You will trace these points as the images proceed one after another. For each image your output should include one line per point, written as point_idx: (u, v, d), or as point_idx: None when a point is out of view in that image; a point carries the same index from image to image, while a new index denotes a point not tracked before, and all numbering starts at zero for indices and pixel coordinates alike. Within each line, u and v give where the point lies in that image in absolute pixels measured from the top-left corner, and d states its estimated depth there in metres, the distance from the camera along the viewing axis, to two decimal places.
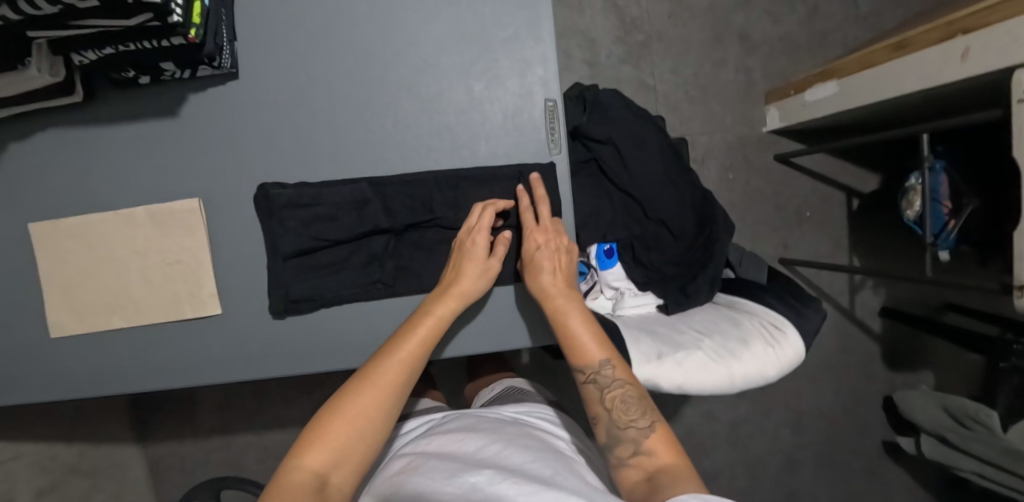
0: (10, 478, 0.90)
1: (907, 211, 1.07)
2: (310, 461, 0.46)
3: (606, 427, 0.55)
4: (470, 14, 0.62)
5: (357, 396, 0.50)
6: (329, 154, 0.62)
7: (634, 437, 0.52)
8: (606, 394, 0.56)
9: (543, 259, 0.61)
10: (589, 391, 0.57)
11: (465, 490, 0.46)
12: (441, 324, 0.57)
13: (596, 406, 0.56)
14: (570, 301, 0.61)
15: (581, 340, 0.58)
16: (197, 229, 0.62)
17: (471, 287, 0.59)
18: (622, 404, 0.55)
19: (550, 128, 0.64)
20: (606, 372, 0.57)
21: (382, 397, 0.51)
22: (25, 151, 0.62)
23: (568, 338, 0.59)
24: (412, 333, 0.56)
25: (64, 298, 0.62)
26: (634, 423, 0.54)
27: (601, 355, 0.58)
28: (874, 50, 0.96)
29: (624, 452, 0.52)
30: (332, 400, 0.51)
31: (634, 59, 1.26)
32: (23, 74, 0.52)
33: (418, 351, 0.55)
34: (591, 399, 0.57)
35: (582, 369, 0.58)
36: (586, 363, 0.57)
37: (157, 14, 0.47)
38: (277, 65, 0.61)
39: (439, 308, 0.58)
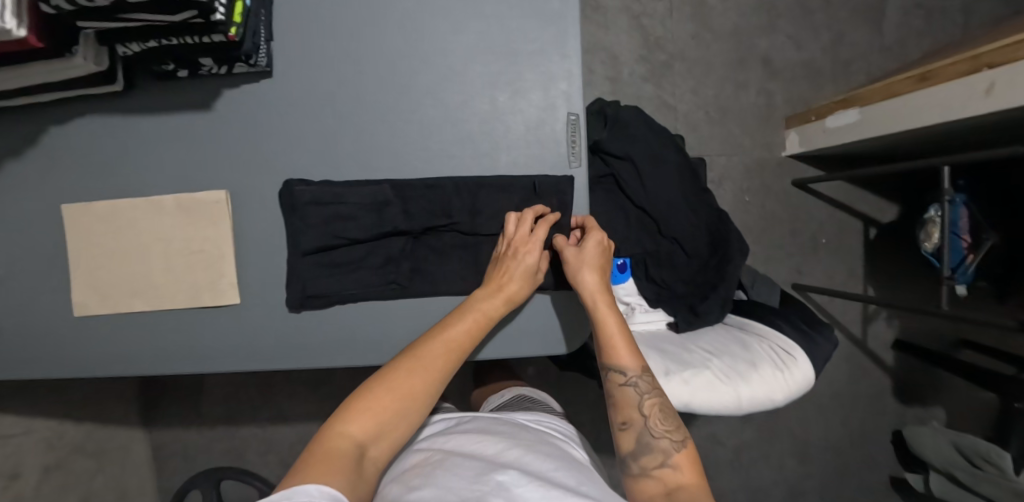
0: (17, 453, 0.91)
1: (926, 242, 1.06)
2: (354, 429, 0.49)
3: (636, 434, 0.56)
4: (499, 27, 0.63)
5: (403, 376, 0.53)
6: (354, 155, 0.64)
7: (665, 448, 0.54)
8: (643, 398, 0.57)
9: (592, 256, 0.62)
10: (625, 392, 0.58)
11: (493, 487, 0.48)
12: (486, 322, 0.60)
13: (631, 410, 0.57)
14: (610, 309, 0.61)
15: (618, 340, 0.59)
16: (221, 220, 0.63)
17: (517, 290, 0.61)
18: (660, 413, 0.57)
19: (571, 141, 0.65)
20: (644, 380, 0.58)
21: (426, 381, 0.54)
22: (63, 135, 0.64)
23: (604, 338, 0.60)
24: (458, 323, 0.59)
25: (89, 279, 0.64)
26: (668, 434, 0.56)
27: (639, 361, 0.59)
28: (897, 80, 0.96)
29: (650, 462, 0.54)
30: (378, 373, 0.54)
31: (656, 78, 1.27)
32: (70, 62, 0.55)
33: (463, 342, 0.58)
34: (626, 400, 0.58)
35: (621, 370, 0.58)
36: (626, 365, 0.58)
37: (201, 12, 0.49)
38: (308, 67, 0.63)
39: (486, 304, 0.60)
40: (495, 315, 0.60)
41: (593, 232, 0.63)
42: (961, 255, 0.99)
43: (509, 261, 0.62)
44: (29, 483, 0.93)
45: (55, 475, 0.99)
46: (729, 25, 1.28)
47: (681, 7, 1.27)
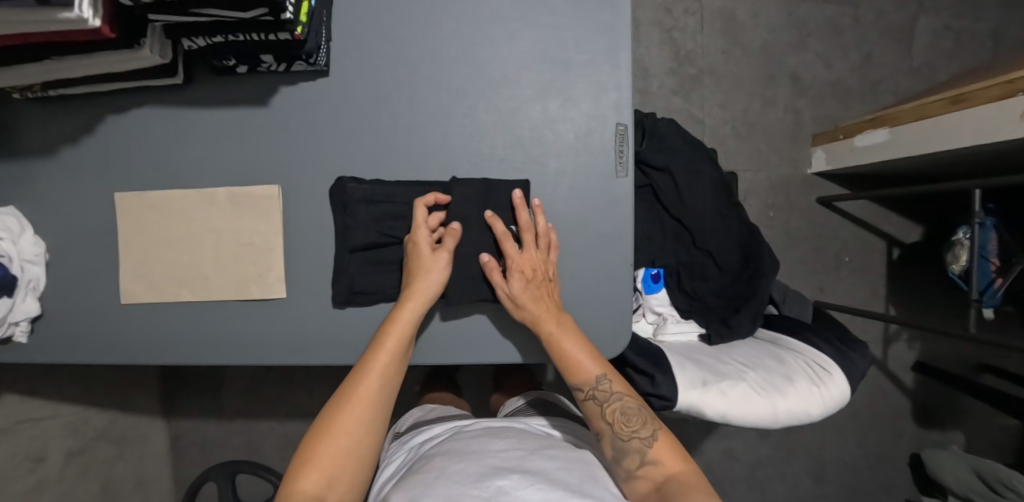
0: (42, 436, 0.92)
1: (953, 264, 1.06)
2: (308, 488, 0.52)
3: (610, 441, 0.60)
4: (553, 36, 0.64)
5: (344, 426, 0.55)
6: (405, 156, 0.65)
7: (639, 448, 0.58)
8: (606, 408, 0.60)
9: (522, 292, 0.60)
10: (589, 406, 0.61)
11: (491, 493, 0.49)
12: (405, 331, 0.59)
13: (599, 420, 0.61)
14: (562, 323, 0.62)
15: (572, 362, 0.61)
16: (273, 214, 0.64)
17: (427, 287, 0.60)
18: (623, 416, 0.60)
19: (619, 151, 0.66)
20: (603, 387, 0.61)
21: (365, 421, 0.56)
22: (121, 125, 0.65)
23: (562, 360, 0.61)
24: (377, 349, 0.59)
25: (139, 267, 0.65)
26: (636, 434, 0.59)
27: (596, 371, 0.61)
28: (930, 102, 0.96)
29: (631, 464, 0.58)
30: (314, 426, 0.55)
31: (685, 92, 1.28)
32: (137, 53, 0.56)
33: (387, 365, 0.58)
34: (592, 413, 0.61)
35: (582, 387, 0.61)
36: (584, 382, 0.61)
37: (272, 10, 0.50)
38: (364, 68, 0.64)
39: (402, 313, 0.60)
40: (414, 321, 0.60)
41: (513, 259, 0.61)
42: (989, 279, 1.00)
43: (413, 286, 0.60)
44: (53, 467, 0.94)
45: (79, 461, 1.00)
46: (760, 42, 1.29)
47: (712, 23, 1.28)
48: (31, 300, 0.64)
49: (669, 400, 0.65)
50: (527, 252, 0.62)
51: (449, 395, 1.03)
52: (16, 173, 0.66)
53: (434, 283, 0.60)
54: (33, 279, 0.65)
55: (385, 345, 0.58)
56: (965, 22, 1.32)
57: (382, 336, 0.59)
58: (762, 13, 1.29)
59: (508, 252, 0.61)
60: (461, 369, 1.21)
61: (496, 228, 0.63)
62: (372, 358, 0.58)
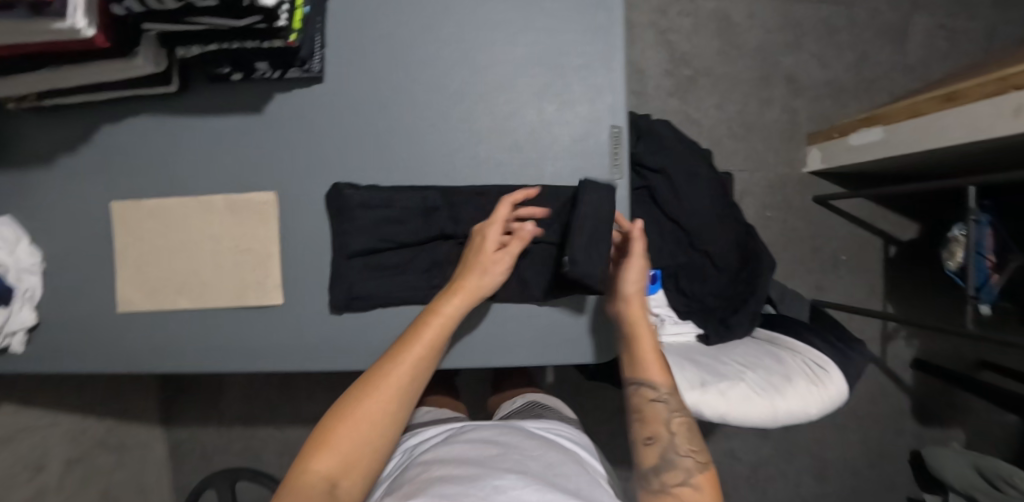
0: (41, 445, 0.92)
1: (950, 261, 1.06)
2: (322, 468, 0.50)
3: (661, 451, 0.58)
4: (549, 40, 0.65)
5: (369, 407, 0.54)
6: (403, 162, 0.65)
7: (689, 467, 0.56)
8: (669, 416, 0.60)
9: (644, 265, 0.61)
10: (655, 408, 0.60)
11: (488, 492, 0.49)
12: (447, 324, 0.58)
13: (659, 426, 0.59)
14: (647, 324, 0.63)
15: (649, 358, 0.62)
16: (270, 221, 0.64)
17: (484, 283, 0.59)
18: (687, 432, 0.59)
19: (614, 153, 0.66)
20: (674, 398, 0.61)
21: (391, 410, 0.54)
22: (117, 134, 0.65)
23: (640, 348, 0.62)
24: (416, 337, 0.57)
25: (137, 275, 0.65)
26: (692, 454, 0.57)
27: (669, 379, 0.62)
28: (923, 100, 0.96)
29: (672, 478, 0.56)
30: (339, 407, 0.54)
31: (681, 93, 1.28)
32: (131, 62, 0.56)
33: (423, 358, 0.57)
34: (654, 415, 0.60)
35: (655, 386, 0.61)
36: (656, 381, 0.61)
37: (266, 17, 0.51)
38: (360, 74, 0.64)
39: (445, 307, 0.58)
40: (456, 318, 0.59)
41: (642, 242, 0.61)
42: (984, 276, 0.99)
43: (465, 280, 0.59)
44: (53, 475, 0.94)
45: (78, 469, 0.99)
46: (755, 42, 1.30)
47: (707, 24, 1.29)
48: (27, 310, 0.65)
49: None
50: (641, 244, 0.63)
51: (447, 398, 1.03)
52: (12, 182, 0.66)
53: (490, 284, 0.60)
54: (30, 289, 0.65)
55: (423, 336, 0.57)
56: (959, 21, 1.33)
57: (422, 326, 0.58)
58: (757, 14, 1.30)
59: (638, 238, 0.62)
60: (460, 372, 1.21)
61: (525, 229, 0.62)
62: (408, 346, 0.57)
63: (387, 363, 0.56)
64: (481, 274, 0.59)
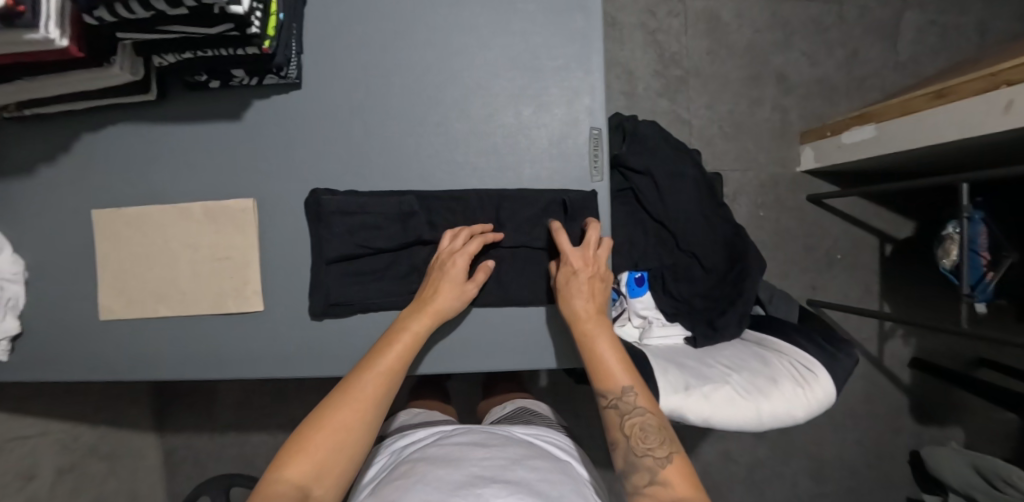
0: (31, 454, 0.93)
1: (944, 259, 1.05)
2: (293, 475, 0.50)
3: (623, 454, 0.56)
4: (525, 43, 0.64)
5: (339, 417, 0.53)
6: (380, 166, 0.65)
7: (649, 466, 0.53)
8: (625, 419, 0.57)
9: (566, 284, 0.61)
10: (608, 414, 0.58)
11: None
12: (416, 340, 0.59)
13: (616, 431, 0.57)
14: (599, 326, 0.60)
15: (601, 364, 0.59)
16: (249, 229, 0.64)
17: (447, 306, 0.60)
18: (641, 431, 0.55)
19: (594, 155, 0.66)
20: (628, 399, 0.57)
21: (367, 416, 0.54)
22: (97, 143, 0.66)
23: (589, 362, 0.60)
24: (389, 348, 0.58)
25: (116, 284, 0.65)
26: (651, 452, 0.54)
27: (622, 382, 0.58)
28: (913, 97, 0.96)
29: (639, 481, 0.54)
30: (315, 414, 0.54)
31: (671, 93, 1.28)
32: (107, 71, 0.56)
33: (395, 368, 0.57)
34: (610, 421, 0.58)
35: (605, 393, 0.58)
36: (609, 387, 0.58)
37: (237, 25, 0.51)
38: (337, 79, 0.64)
39: (416, 323, 0.59)
40: (423, 334, 0.59)
41: (562, 256, 0.61)
42: (980, 273, 0.98)
43: (433, 300, 0.60)
44: (45, 484, 0.95)
45: (69, 478, 1.00)
46: (744, 41, 1.29)
47: (696, 24, 1.28)
48: (9, 319, 0.65)
49: None
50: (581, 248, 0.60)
51: (436, 403, 1.02)
52: None
53: (452, 307, 0.60)
54: (12, 298, 0.65)
55: (390, 348, 0.57)
56: (950, 16, 1.32)
57: (392, 338, 0.59)
58: (745, 12, 1.29)
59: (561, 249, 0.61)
60: (451, 376, 1.21)
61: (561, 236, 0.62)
62: (376, 358, 0.57)
63: (358, 373, 0.56)
64: (446, 299, 0.60)
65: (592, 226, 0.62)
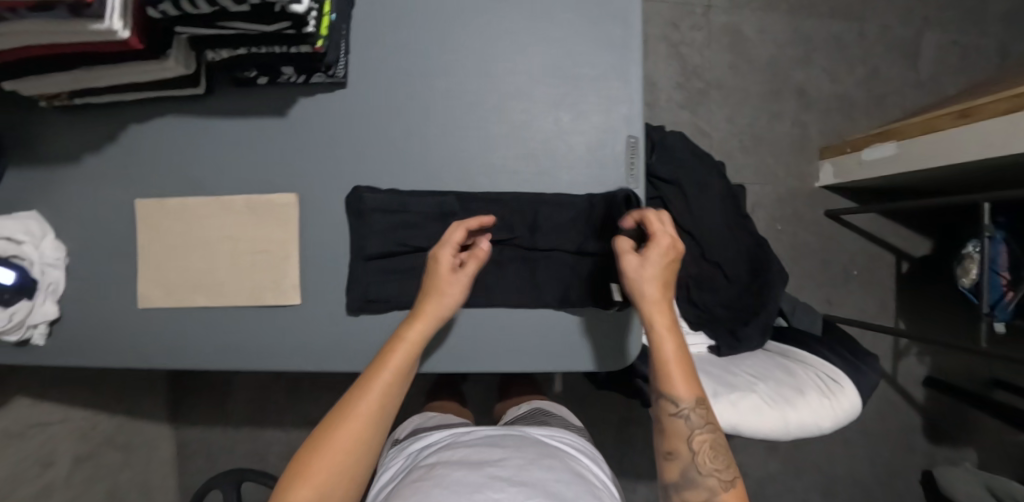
0: (51, 440, 0.93)
1: (964, 278, 1.06)
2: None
3: (681, 467, 0.55)
4: (566, 50, 0.66)
5: (340, 441, 0.54)
6: (421, 166, 0.66)
7: (712, 487, 0.54)
8: (693, 433, 0.56)
9: (655, 269, 0.57)
10: (675, 422, 0.56)
11: None
12: (412, 349, 0.59)
13: (679, 442, 0.56)
14: (672, 330, 0.57)
15: (673, 370, 0.57)
16: (290, 223, 0.65)
17: (440, 310, 0.59)
18: (710, 450, 0.55)
19: (630, 162, 0.67)
20: (698, 413, 0.56)
21: (366, 438, 0.55)
22: (143, 134, 0.67)
23: (664, 360, 0.57)
24: (385, 365, 0.58)
25: (156, 273, 0.66)
26: (716, 473, 0.55)
27: (694, 392, 0.56)
28: (938, 116, 0.96)
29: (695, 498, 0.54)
30: (316, 439, 0.54)
31: (693, 105, 1.29)
32: (163, 64, 0.58)
33: (392, 383, 0.58)
34: (675, 430, 0.56)
35: (676, 400, 0.56)
36: (679, 396, 0.56)
37: (295, 24, 0.52)
38: (380, 80, 0.65)
39: (410, 332, 0.59)
40: (421, 342, 0.59)
41: (658, 237, 0.56)
42: (1000, 292, 0.98)
43: (426, 303, 0.59)
44: (61, 472, 0.95)
45: (86, 466, 1.00)
46: (766, 56, 1.31)
47: (719, 38, 1.30)
48: (50, 303, 0.66)
49: None
50: (671, 238, 0.57)
51: (452, 404, 1.03)
52: (37, 178, 0.68)
53: (445, 309, 0.60)
54: (53, 283, 0.66)
55: (388, 362, 0.58)
56: (971, 37, 1.33)
57: (390, 353, 0.58)
58: (768, 28, 1.31)
59: (654, 229, 0.57)
60: (467, 378, 1.22)
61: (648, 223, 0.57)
62: (374, 374, 0.57)
63: (356, 395, 0.56)
64: (438, 299, 0.59)
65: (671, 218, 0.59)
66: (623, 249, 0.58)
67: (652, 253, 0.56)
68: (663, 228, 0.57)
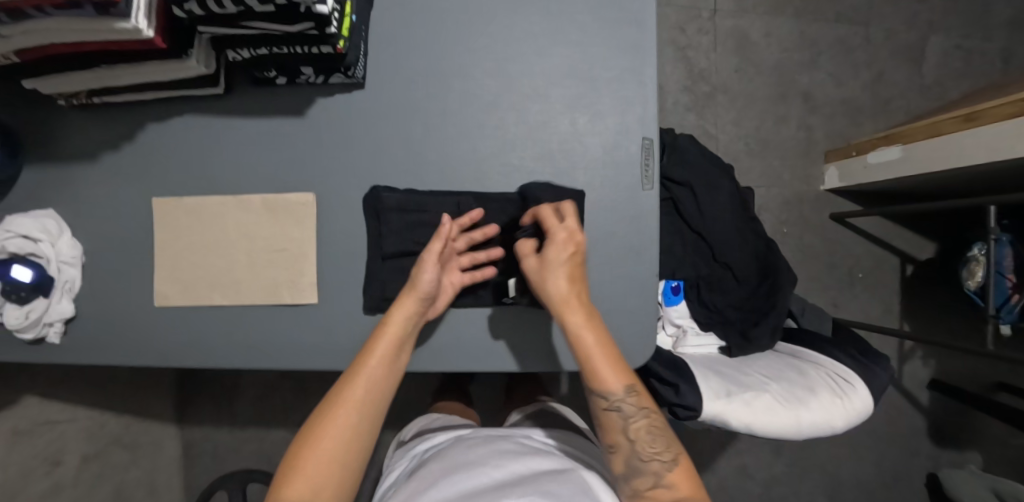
0: (60, 439, 0.93)
1: (970, 281, 1.07)
2: (292, 493, 0.51)
3: (625, 457, 0.59)
4: (583, 53, 0.66)
5: (331, 434, 0.54)
6: (438, 166, 0.66)
7: (656, 471, 0.57)
8: (629, 422, 0.59)
9: (556, 265, 0.59)
10: (610, 416, 0.59)
11: None
12: (396, 337, 0.59)
13: (619, 434, 0.59)
14: (591, 320, 0.59)
15: (601, 365, 0.58)
16: (307, 222, 0.66)
17: (416, 291, 0.59)
18: (648, 435, 0.59)
19: (645, 165, 0.67)
20: (630, 401, 0.58)
21: (351, 428, 0.55)
22: (160, 133, 0.67)
23: (586, 357, 0.58)
24: (366, 356, 0.58)
25: (173, 271, 0.67)
26: (658, 456, 0.58)
27: (624, 382, 0.59)
28: (943, 120, 0.97)
29: (642, 484, 0.57)
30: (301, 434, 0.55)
31: (699, 108, 1.30)
32: (184, 63, 0.58)
33: (377, 374, 0.58)
34: (612, 424, 0.59)
35: (606, 395, 0.58)
36: (609, 390, 0.58)
37: (318, 24, 0.53)
38: (398, 80, 0.66)
39: (393, 318, 0.59)
40: (403, 328, 0.59)
41: (553, 234, 0.59)
42: (1005, 294, 0.99)
43: (406, 289, 0.60)
44: (69, 470, 0.95)
45: (94, 465, 1.00)
46: (772, 60, 1.32)
47: (725, 42, 1.31)
48: (66, 301, 0.66)
49: (693, 409, 0.66)
50: (569, 228, 0.59)
51: (459, 405, 1.03)
52: (53, 176, 0.68)
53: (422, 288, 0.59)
54: (69, 281, 0.67)
55: (374, 351, 0.58)
56: (975, 42, 1.35)
57: (372, 342, 0.59)
58: (774, 32, 1.32)
59: (550, 227, 0.60)
60: (474, 378, 1.22)
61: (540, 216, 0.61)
62: (362, 363, 0.58)
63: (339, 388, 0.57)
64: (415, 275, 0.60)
65: (570, 207, 0.61)
66: (526, 252, 0.62)
67: (551, 249, 0.59)
68: (560, 224, 0.60)
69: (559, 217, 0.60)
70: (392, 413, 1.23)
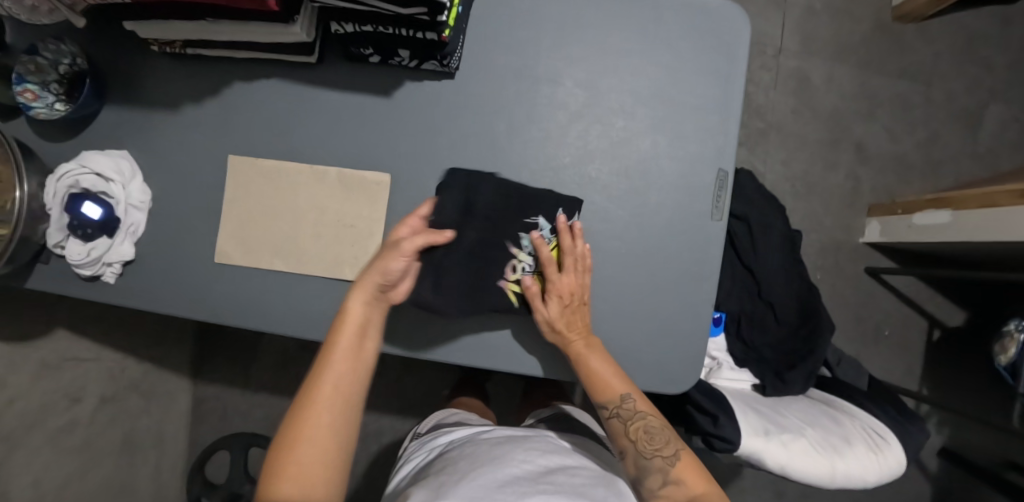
0: (82, 378, 0.93)
1: (1000, 356, 1.06)
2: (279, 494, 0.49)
3: (635, 461, 0.62)
4: (672, 77, 0.67)
5: (312, 430, 0.52)
6: (515, 166, 0.67)
7: (661, 467, 0.60)
8: (629, 426, 0.62)
9: (559, 317, 0.61)
10: (613, 423, 0.63)
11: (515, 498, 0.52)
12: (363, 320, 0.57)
13: (623, 439, 0.63)
14: (588, 341, 0.63)
15: (598, 380, 0.62)
16: (378, 201, 0.66)
17: (381, 275, 0.57)
18: (647, 435, 0.61)
19: (717, 196, 0.68)
20: (628, 406, 0.62)
21: (335, 417, 0.54)
22: (246, 92, 0.68)
23: (588, 377, 0.62)
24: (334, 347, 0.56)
25: (237, 232, 0.67)
26: (660, 453, 0.60)
27: (620, 391, 0.63)
28: (998, 191, 0.93)
29: (655, 482, 0.60)
30: (278, 439, 0.52)
31: (751, 143, 1.31)
32: (287, 29, 0.58)
33: (350, 365, 0.56)
34: (616, 430, 0.63)
35: (606, 405, 0.63)
36: (608, 400, 0.63)
37: (430, 11, 0.53)
38: (488, 76, 0.66)
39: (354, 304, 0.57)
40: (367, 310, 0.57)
41: (555, 285, 0.61)
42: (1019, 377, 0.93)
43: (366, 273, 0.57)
44: (87, 410, 0.94)
45: (110, 408, 0.99)
46: (829, 106, 1.32)
47: (786, 81, 1.31)
48: (127, 244, 0.67)
49: (731, 442, 0.66)
50: (565, 274, 0.61)
51: (477, 403, 1.04)
52: (135, 120, 0.69)
53: (382, 273, 0.57)
54: (134, 224, 0.67)
55: (336, 345, 0.56)
56: None
57: (336, 333, 0.56)
58: (836, 79, 1.32)
59: (552, 278, 0.61)
60: (492, 377, 1.22)
61: (542, 254, 0.61)
62: (327, 357, 0.55)
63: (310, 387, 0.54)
64: (376, 262, 0.57)
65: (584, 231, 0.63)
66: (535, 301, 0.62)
67: (551, 302, 0.61)
68: (558, 276, 0.61)
69: (554, 265, 0.61)
70: (407, 400, 1.24)
